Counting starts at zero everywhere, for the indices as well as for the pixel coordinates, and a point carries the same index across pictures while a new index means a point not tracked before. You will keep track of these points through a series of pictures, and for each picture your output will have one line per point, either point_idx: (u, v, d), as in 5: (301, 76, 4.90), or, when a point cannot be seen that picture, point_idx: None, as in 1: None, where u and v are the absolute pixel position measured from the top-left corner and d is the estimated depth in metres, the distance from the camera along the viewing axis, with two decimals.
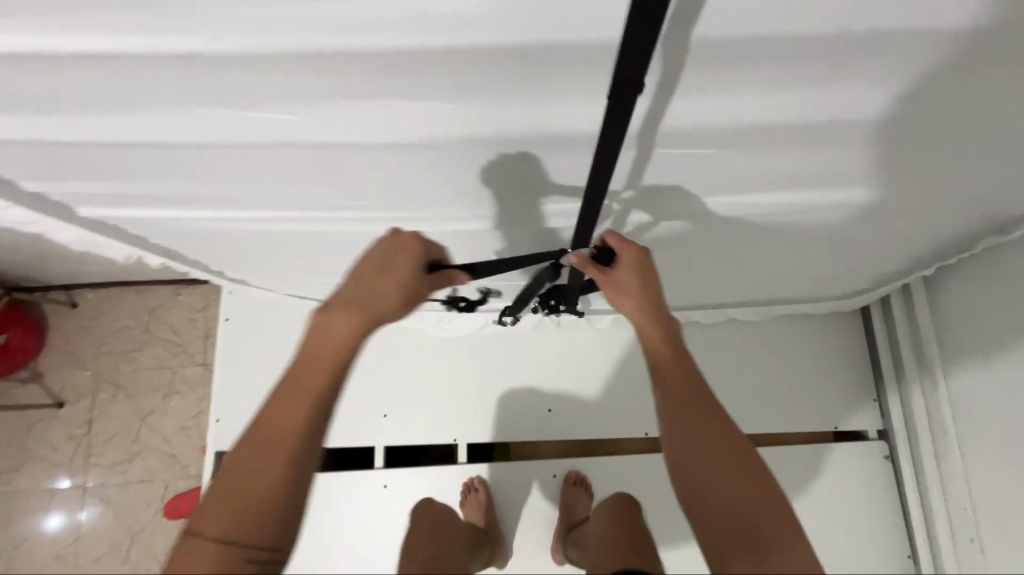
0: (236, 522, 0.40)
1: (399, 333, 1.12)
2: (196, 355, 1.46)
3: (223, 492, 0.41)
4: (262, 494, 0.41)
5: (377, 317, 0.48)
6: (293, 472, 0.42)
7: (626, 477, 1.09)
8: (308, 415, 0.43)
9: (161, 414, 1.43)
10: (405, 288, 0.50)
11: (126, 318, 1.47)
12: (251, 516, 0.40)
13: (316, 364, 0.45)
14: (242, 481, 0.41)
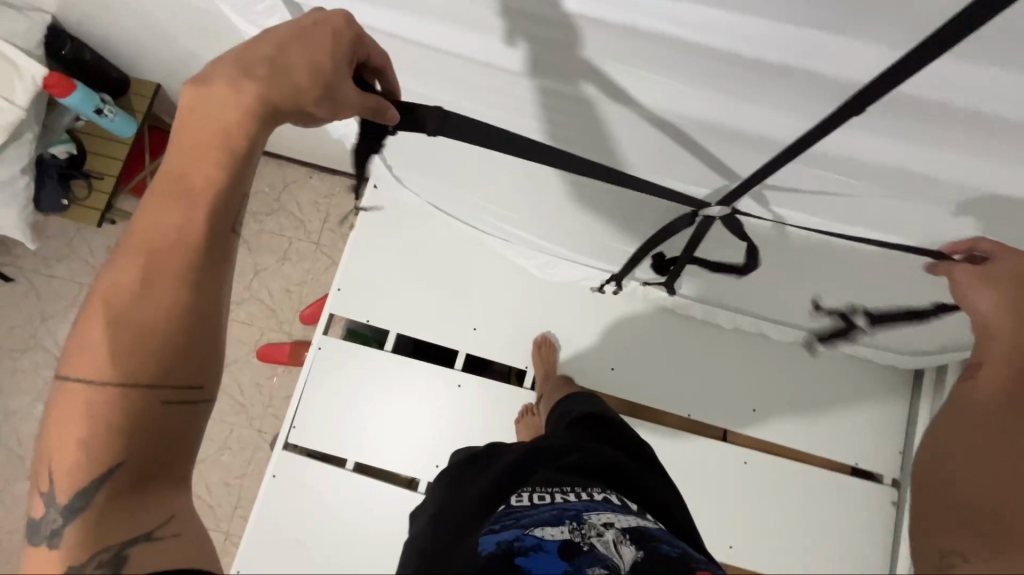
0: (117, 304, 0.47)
1: (506, 265, 1.27)
2: (311, 233, 1.64)
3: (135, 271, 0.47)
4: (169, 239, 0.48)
5: (284, 98, 0.48)
6: (213, 218, 0.49)
7: (659, 445, 1.24)
8: (206, 168, 0.48)
9: (271, 273, 1.62)
10: (322, 74, 0.48)
11: (263, 182, 1.65)
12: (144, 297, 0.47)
13: (208, 137, 0.47)
14: (138, 240, 0.48)
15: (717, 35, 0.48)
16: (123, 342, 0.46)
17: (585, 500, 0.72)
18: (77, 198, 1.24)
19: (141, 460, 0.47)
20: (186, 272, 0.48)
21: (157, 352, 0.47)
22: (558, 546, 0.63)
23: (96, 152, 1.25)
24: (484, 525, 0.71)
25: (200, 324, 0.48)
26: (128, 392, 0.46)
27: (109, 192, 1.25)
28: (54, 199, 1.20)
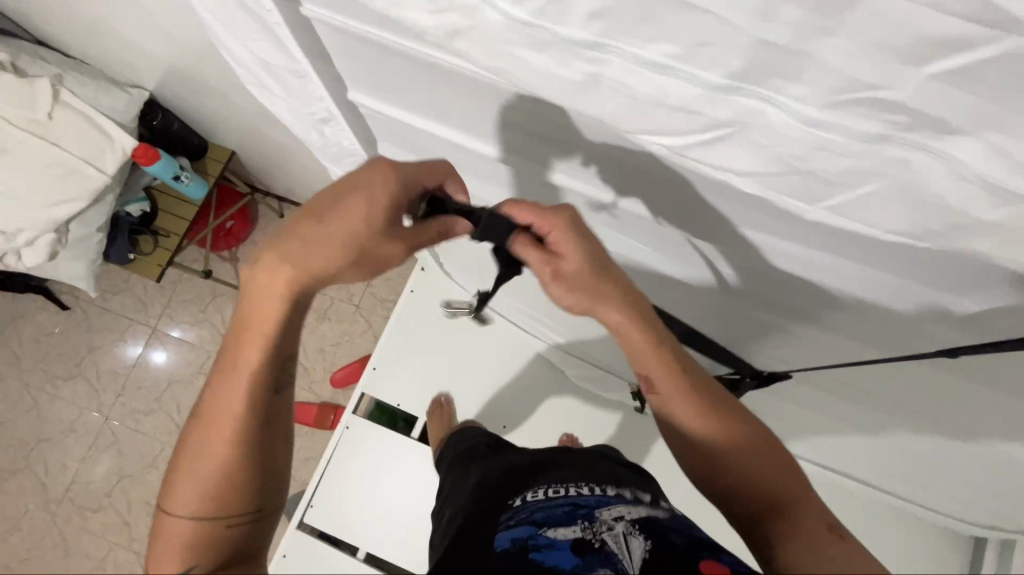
0: (211, 451, 0.58)
1: (543, 364, 1.25)
2: (353, 294, 1.66)
3: (218, 422, 0.58)
4: (231, 402, 0.58)
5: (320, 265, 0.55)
6: (260, 373, 0.58)
7: None
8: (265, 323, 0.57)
9: (309, 331, 1.64)
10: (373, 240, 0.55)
11: None
12: (225, 439, 0.58)
13: (260, 310, 0.57)
14: (222, 390, 0.58)
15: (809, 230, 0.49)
16: (208, 471, 0.58)
17: (600, 496, 0.62)
18: (142, 253, 1.29)
19: (218, 565, 0.58)
20: (250, 419, 0.58)
21: (228, 479, 0.59)
22: (570, 544, 0.55)
23: (168, 211, 1.32)
24: (499, 512, 0.63)
25: (268, 447, 0.61)
26: (209, 523, 0.58)
27: (172, 250, 1.30)
28: (121, 254, 1.25)
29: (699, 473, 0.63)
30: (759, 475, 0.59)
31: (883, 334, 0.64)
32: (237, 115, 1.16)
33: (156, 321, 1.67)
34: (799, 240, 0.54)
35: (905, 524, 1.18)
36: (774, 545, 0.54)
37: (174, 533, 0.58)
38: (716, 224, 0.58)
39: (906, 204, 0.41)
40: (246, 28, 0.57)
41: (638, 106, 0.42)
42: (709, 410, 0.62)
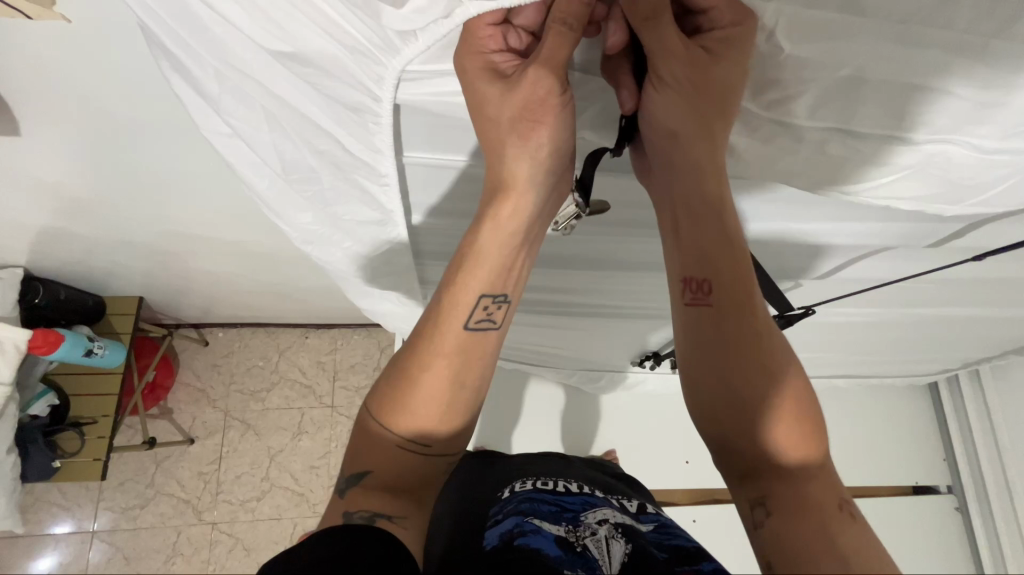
0: (440, 330, 0.44)
1: (557, 390, 1.27)
2: (323, 397, 1.53)
3: (457, 281, 0.45)
4: (490, 260, 0.45)
5: (519, 110, 0.40)
6: (503, 253, 0.45)
7: None
8: (532, 166, 0.43)
9: (291, 455, 1.48)
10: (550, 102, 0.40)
11: (256, 355, 1.53)
12: (457, 334, 0.45)
13: (519, 118, 0.41)
14: (448, 310, 0.45)
15: (843, 207, 0.57)
16: (432, 403, 0.44)
17: (584, 500, 0.60)
18: (68, 454, 1.06)
19: (399, 477, 0.44)
20: (480, 320, 0.45)
21: (446, 415, 0.44)
22: (555, 537, 0.49)
23: (82, 393, 1.10)
24: (485, 516, 0.59)
25: (485, 364, 0.46)
26: (407, 446, 0.44)
27: (106, 434, 1.07)
28: (42, 465, 1.03)
29: (718, 411, 0.44)
30: (787, 433, 0.42)
31: (882, 272, 0.75)
32: (149, 259, 1.00)
33: (97, 520, 1.38)
34: (845, 224, 0.60)
35: (885, 397, 1.40)
36: (782, 529, 0.40)
37: (363, 449, 0.44)
38: (772, 243, 0.64)
39: (936, 182, 0.48)
40: (340, 203, 0.52)
41: (748, 165, 0.49)
42: (757, 319, 0.45)
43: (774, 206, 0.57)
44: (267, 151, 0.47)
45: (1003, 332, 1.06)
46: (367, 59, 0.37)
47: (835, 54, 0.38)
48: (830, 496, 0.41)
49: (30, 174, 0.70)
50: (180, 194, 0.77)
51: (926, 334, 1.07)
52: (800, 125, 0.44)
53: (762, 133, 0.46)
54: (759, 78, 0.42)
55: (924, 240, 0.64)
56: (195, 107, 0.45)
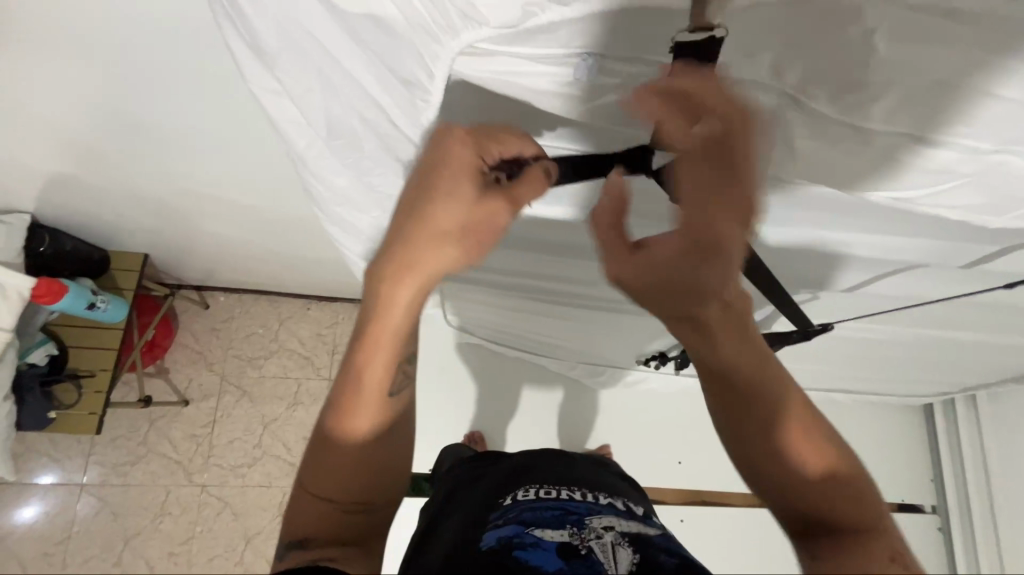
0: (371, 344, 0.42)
1: (557, 381, 1.27)
2: (320, 369, 1.52)
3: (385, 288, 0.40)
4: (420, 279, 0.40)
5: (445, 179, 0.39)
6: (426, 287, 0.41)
7: (737, 528, 1.27)
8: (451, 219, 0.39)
9: (284, 424, 1.48)
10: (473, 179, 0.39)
11: (256, 322, 1.52)
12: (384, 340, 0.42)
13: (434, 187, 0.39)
14: (378, 322, 0.41)
15: (879, 217, 0.55)
16: (367, 417, 0.44)
17: (589, 509, 0.59)
18: (64, 406, 1.05)
19: (334, 533, 0.45)
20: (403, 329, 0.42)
21: (384, 476, 0.47)
22: (558, 546, 0.49)
23: (81, 346, 1.09)
24: (487, 514, 0.58)
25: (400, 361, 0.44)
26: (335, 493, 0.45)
27: (104, 389, 1.07)
28: (38, 415, 1.02)
29: (746, 428, 0.43)
30: (802, 453, 0.42)
31: (899, 290, 0.74)
32: (158, 215, 0.99)
33: (86, 474, 1.38)
34: (879, 233, 0.59)
35: (879, 415, 1.41)
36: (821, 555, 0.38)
37: (304, 518, 0.45)
38: (798, 247, 0.63)
39: (993, 194, 0.46)
40: (376, 172, 0.51)
41: (804, 166, 0.45)
42: (762, 348, 0.42)
43: (811, 205, 0.54)
44: (315, 114, 0.46)
45: (1004, 360, 1.07)
46: (429, 27, 0.35)
47: (925, 58, 0.35)
48: (878, 545, 0.38)
49: (48, 117, 0.68)
50: (198, 152, 0.76)
51: (928, 355, 1.08)
52: (873, 129, 0.40)
53: (830, 135, 0.41)
54: (844, 79, 0.37)
55: (949, 260, 0.63)
56: (245, 61, 0.44)
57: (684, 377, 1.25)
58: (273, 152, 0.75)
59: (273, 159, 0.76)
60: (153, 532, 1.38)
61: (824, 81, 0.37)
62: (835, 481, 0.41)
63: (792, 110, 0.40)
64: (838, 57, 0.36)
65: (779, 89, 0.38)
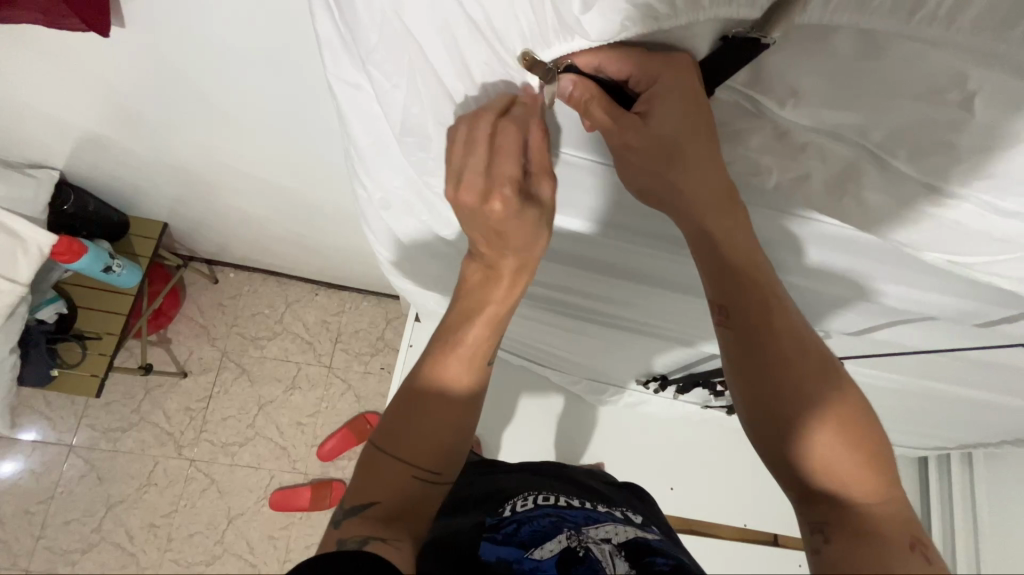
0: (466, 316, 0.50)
1: (558, 394, 1.27)
2: (321, 356, 1.52)
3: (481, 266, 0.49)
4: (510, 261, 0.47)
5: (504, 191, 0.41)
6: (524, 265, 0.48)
7: (721, 561, 1.26)
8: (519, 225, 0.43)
9: (279, 408, 1.47)
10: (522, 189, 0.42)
11: (264, 302, 1.52)
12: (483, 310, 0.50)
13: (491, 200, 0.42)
14: (477, 295, 0.49)
15: (918, 270, 0.55)
16: (460, 362, 0.50)
17: (585, 511, 0.60)
18: (67, 365, 1.05)
19: (398, 503, 0.47)
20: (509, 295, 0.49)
21: (451, 439, 0.49)
22: (557, 561, 0.49)
23: (91, 307, 1.09)
24: (483, 523, 0.58)
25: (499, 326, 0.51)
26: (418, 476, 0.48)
27: (109, 352, 1.07)
28: (41, 372, 1.02)
29: (760, 411, 0.42)
30: (824, 448, 0.40)
31: (915, 343, 0.75)
32: (184, 185, 0.99)
33: (76, 435, 1.37)
34: (896, 289, 0.59)
35: None
36: (839, 545, 0.38)
37: (371, 480, 0.47)
38: (817, 288, 0.62)
39: None
40: (432, 176, 0.52)
41: (868, 220, 0.45)
42: (789, 320, 0.43)
43: (849, 246, 0.53)
44: (390, 107, 0.46)
45: (1006, 423, 1.07)
46: (522, 48, 0.37)
47: (1014, 132, 0.35)
48: (898, 532, 0.37)
49: (95, 74, 0.69)
50: (236, 127, 0.76)
51: (932, 409, 1.08)
52: (951, 192, 0.40)
53: (903, 192, 0.42)
54: (927, 142, 0.38)
55: (970, 320, 0.64)
56: (332, 39, 0.44)
57: (684, 403, 1.25)
58: (311, 136, 0.75)
59: (310, 142, 0.77)
60: (136, 502, 1.37)
61: (906, 140, 0.38)
62: (861, 469, 0.39)
63: (869, 162, 0.41)
64: (928, 119, 0.36)
65: (859, 142, 0.40)
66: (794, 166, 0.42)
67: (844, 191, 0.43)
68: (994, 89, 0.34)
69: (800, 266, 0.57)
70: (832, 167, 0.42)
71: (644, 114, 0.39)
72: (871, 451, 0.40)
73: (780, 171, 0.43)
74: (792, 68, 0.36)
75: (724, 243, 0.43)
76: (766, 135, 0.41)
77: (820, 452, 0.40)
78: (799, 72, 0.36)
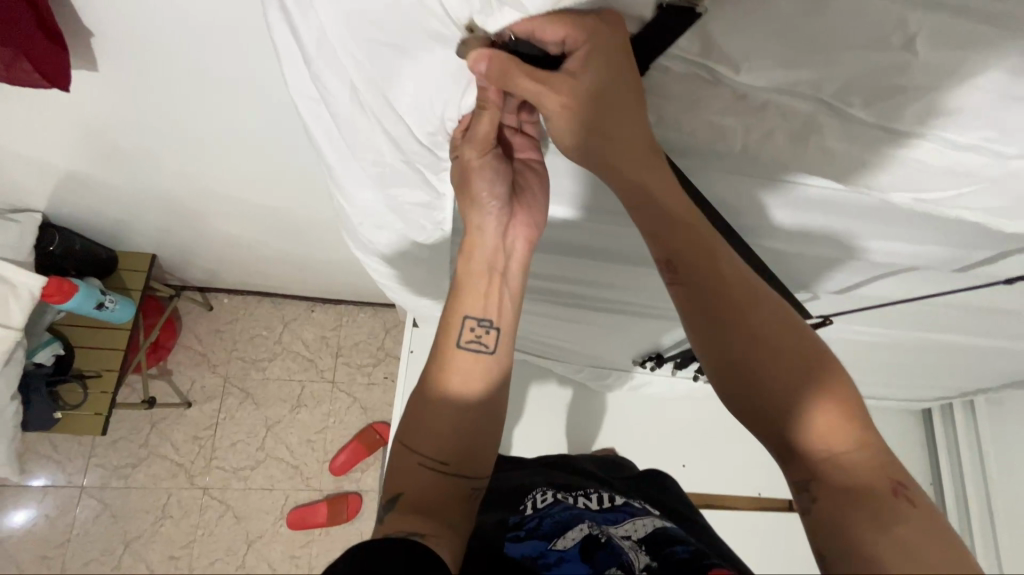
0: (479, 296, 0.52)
1: (562, 384, 1.27)
2: (323, 372, 1.52)
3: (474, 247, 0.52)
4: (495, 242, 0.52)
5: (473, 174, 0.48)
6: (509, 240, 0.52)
7: (739, 531, 1.28)
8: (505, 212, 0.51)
9: (287, 427, 1.47)
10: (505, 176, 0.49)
11: (261, 324, 1.52)
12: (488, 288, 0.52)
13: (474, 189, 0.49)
14: (472, 273, 0.52)
15: (891, 221, 0.56)
16: (468, 355, 0.52)
17: (605, 507, 0.60)
18: (70, 406, 1.04)
19: (421, 495, 0.47)
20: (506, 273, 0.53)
21: (476, 420, 0.51)
22: (580, 549, 0.50)
23: (87, 346, 1.09)
24: (507, 520, 0.58)
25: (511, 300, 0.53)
26: (435, 466, 0.49)
27: (110, 389, 1.07)
28: (44, 415, 1.01)
29: (731, 381, 0.43)
30: (799, 408, 0.40)
31: (905, 293, 0.75)
32: (169, 215, 0.99)
33: (87, 476, 1.37)
34: (862, 243, 0.61)
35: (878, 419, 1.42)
36: (828, 510, 0.37)
37: (400, 475, 0.49)
38: (789, 251, 0.63)
39: (1010, 198, 0.47)
40: (398, 184, 0.53)
41: (834, 168, 0.46)
42: (750, 282, 0.43)
43: (812, 206, 0.54)
44: (345, 123, 0.46)
45: (1000, 365, 1.09)
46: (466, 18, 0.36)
47: (961, 65, 0.36)
48: (884, 484, 0.37)
49: (69, 113, 0.69)
50: (215, 151, 0.77)
51: (928, 359, 1.10)
52: (908, 131, 0.42)
53: (863, 137, 0.43)
54: (879, 86, 0.39)
55: (954, 265, 0.65)
56: (283, 54, 0.43)
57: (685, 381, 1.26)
58: (290, 153, 0.75)
59: (290, 159, 0.77)
60: (154, 535, 1.36)
61: (861, 88, 0.39)
62: (837, 424, 0.39)
63: (828, 113, 0.41)
64: (878, 64, 0.37)
65: (815, 96, 0.40)
66: (757, 124, 0.43)
67: (807, 141, 0.44)
68: (937, 29, 0.34)
69: (776, 232, 0.59)
70: (792, 122, 0.42)
71: (575, 73, 0.40)
72: (846, 404, 0.39)
73: (745, 131, 0.44)
74: (737, 29, 0.36)
75: (664, 202, 0.43)
76: (724, 100, 0.41)
77: (798, 404, 0.40)
78: (747, 34, 0.36)
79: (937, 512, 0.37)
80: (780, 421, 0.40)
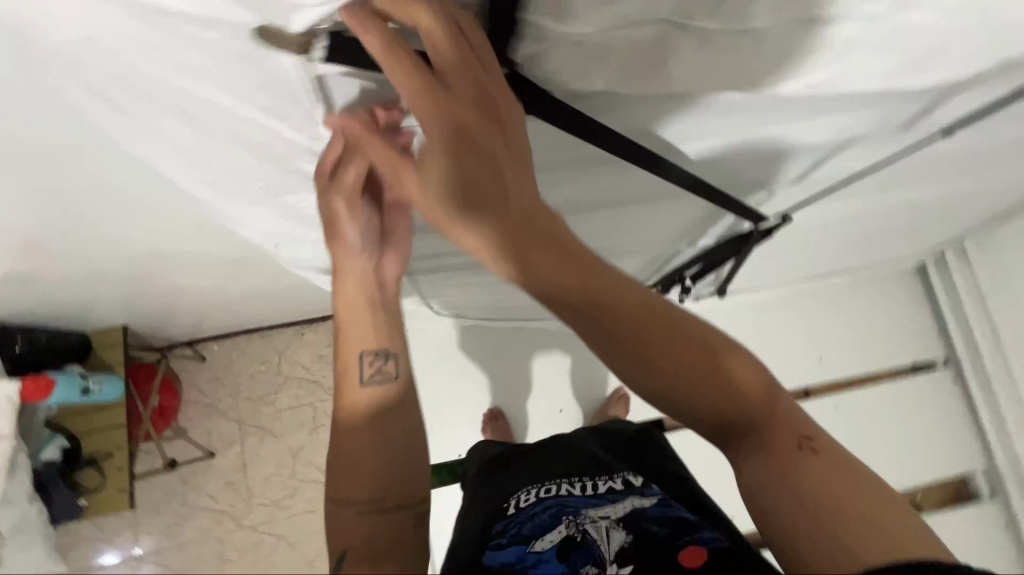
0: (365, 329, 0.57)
1: (559, 340, 1.28)
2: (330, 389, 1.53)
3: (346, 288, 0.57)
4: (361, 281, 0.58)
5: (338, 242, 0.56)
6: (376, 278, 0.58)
7: None
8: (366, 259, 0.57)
9: (311, 450, 1.50)
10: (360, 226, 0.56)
11: (257, 360, 1.53)
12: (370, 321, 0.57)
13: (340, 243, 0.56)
14: (352, 311, 0.57)
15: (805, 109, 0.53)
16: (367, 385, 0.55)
17: (588, 496, 0.62)
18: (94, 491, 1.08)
19: (373, 551, 0.47)
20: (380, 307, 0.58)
21: (399, 437, 0.54)
22: (556, 552, 0.53)
23: (92, 431, 1.10)
24: (493, 528, 0.60)
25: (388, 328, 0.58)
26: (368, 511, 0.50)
27: (128, 466, 1.09)
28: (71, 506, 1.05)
29: (644, 386, 0.41)
30: (711, 396, 0.40)
31: (860, 163, 0.72)
32: (122, 286, 0.98)
33: (140, 545, 1.41)
34: (776, 135, 0.58)
35: (874, 288, 1.41)
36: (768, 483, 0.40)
37: (343, 534, 0.49)
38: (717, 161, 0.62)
39: (905, 57, 0.43)
40: (289, 193, 0.56)
41: (707, 82, 0.43)
42: (624, 281, 0.42)
43: (702, 121, 0.53)
44: (213, 150, 0.50)
45: (980, 205, 1.06)
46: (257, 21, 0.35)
47: None
48: (789, 433, 0.41)
49: None
50: (134, 213, 0.74)
51: (906, 219, 1.07)
52: (761, 29, 0.38)
53: (722, 45, 0.40)
54: None
55: (894, 123, 0.61)
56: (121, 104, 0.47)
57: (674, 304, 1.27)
58: None
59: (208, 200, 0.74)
60: None
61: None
62: (739, 399, 0.40)
63: (673, 33, 0.38)
64: None
65: (650, 14, 0.37)
66: (609, 63, 0.40)
67: (664, 67, 0.41)
68: None
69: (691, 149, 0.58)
70: (643, 50, 0.40)
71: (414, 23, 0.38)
72: (748, 387, 0.41)
73: (596, 72, 0.41)
74: None
75: (525, 224, 0.41)
76: (564, 50, 0.39)
77: (714, 402, 0.40)
78: None
79: (831, 439, 0.41)
80: (698, 411, 0.41)
